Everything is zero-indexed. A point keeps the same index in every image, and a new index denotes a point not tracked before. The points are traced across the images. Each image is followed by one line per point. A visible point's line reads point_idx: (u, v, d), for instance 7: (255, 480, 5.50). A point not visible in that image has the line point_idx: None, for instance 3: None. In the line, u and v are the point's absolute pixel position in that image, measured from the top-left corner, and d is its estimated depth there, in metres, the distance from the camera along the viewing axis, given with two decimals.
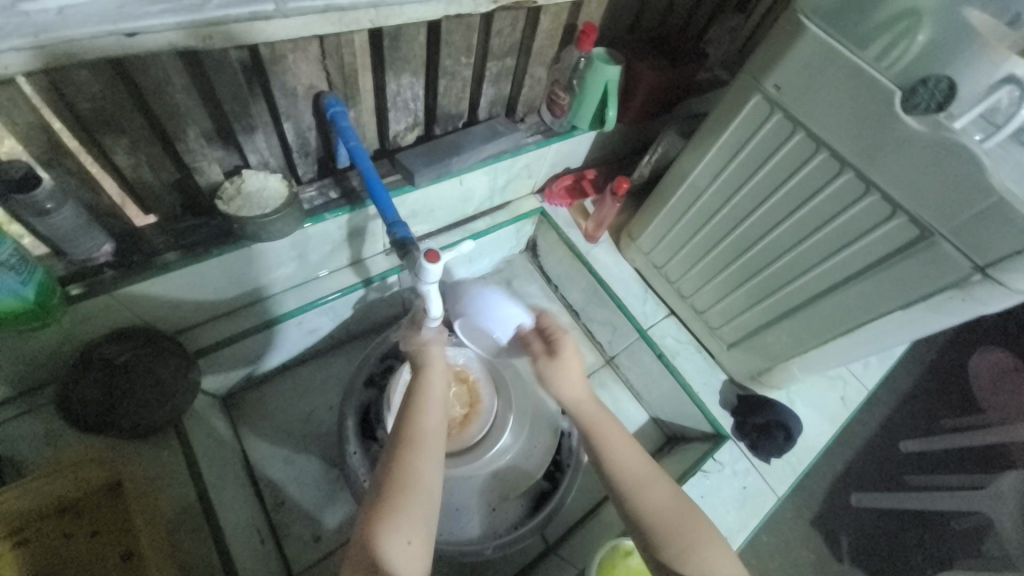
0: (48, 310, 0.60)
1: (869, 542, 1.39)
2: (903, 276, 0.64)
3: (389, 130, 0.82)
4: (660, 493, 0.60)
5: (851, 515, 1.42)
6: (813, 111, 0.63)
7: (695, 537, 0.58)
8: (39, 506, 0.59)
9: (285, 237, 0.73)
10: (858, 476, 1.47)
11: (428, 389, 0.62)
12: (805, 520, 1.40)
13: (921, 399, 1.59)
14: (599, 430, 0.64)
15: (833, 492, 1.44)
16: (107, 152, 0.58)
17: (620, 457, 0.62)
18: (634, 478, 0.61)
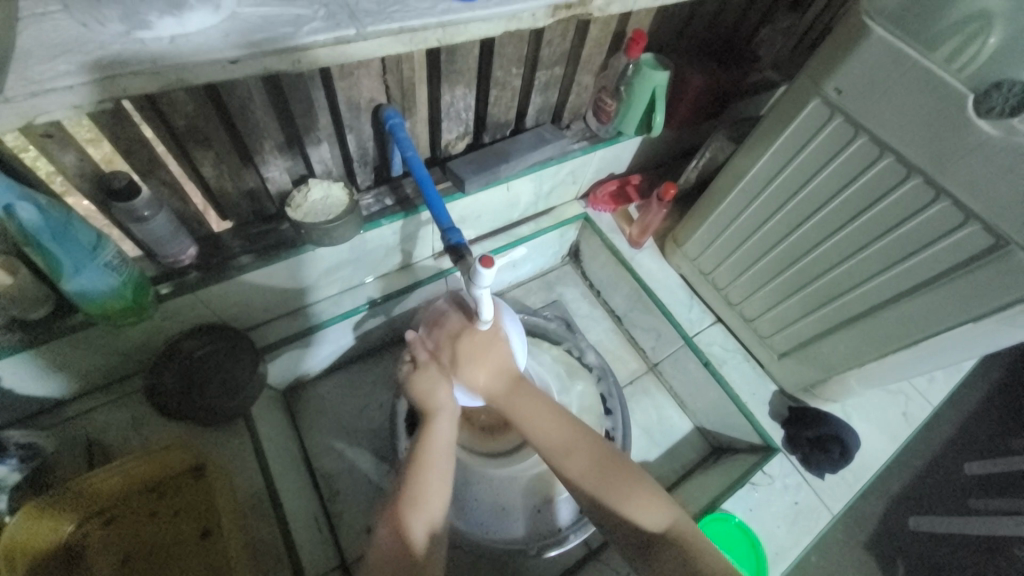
0: (143, 306, 0.66)
1: (930, 569, 1.30)
2: (976, 287, 0.60)
3: (441, 139, 0.86)
4: (586, 451, 0.64)
5: (909, 539, 1.34)
6: (878, 114, 0.61)
7: (625, 489, 0.60)
8: (129, 485, 0.66)
9: (343, 242, 0.78)
10: (916, 498, 1.38)
11: (435, 445, 0.64)
12: (858, 541, 1.34)
13: (988, 418, 1.49)
14: (517, 405, 0.66)
15: (889, 513, 1.37)
16: (195, 164, 0.64)
17: (545, 429, 0.65)
18: (558, 446, 0.64)
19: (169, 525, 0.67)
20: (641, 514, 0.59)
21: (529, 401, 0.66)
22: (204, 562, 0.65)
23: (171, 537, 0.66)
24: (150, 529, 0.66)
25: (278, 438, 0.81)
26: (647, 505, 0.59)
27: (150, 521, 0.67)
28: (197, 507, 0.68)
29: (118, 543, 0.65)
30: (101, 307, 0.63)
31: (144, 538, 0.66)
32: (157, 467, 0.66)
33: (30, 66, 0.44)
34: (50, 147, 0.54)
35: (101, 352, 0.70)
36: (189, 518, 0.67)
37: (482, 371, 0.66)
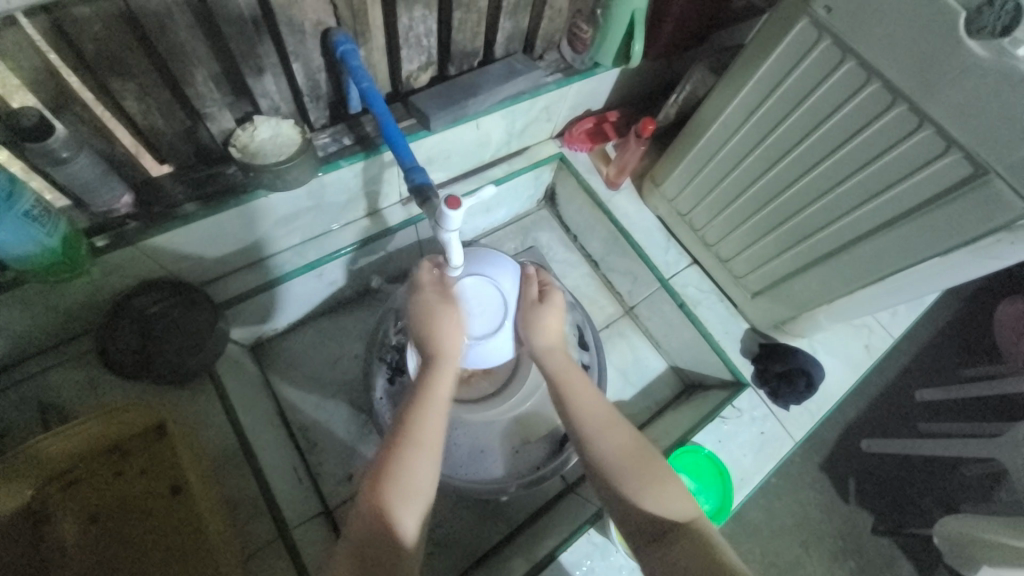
0: (77, 261, 0.60)
1: (876, 485, 1.43)
2: (949, 219, 0.60)
3: (401, 70, 0.78)
4: (617, 432, 0.63)
5: (859, 460, 1.45)
6: (867, 35, 0.57)
7: (651, 473, 0.59)
8: (89, 446, 0.64)
9: (300, 186, 0.72)
10: (869, 424, 1.49)
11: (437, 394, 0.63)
12: (814, 464, 1.45)
13: (940, 349, 1.58)
14: (563, 376, 0.68)
15: (843, 438, 1.47)
16: (116, 97, 0.56)
17: (585, 404, 0.65)
18: (592, 423, 0.64)
19: (137, 484, 0.65)
20: (664, 498, 0.57)
21: (577, 377, 0.68)
22: (178, 516, 0.65)
23: (141, 495, 0.65)
24: (118, 488, 0.65)
25: (249, 394, 0.79)
26: (672, 491, 0.58)
27: (116, 481, 0.65)
28: (165, 465, 0.66)
29: (84, 503, 0.63)
30: (32, 263, 0.57)
31: (112, 498, 0.64)
32: (117, 425, 0.64)
33: None
34: None
35: (37, 311, 0.64)
36: (159, 476, 0.66)
37: (551, 331, 0.72)
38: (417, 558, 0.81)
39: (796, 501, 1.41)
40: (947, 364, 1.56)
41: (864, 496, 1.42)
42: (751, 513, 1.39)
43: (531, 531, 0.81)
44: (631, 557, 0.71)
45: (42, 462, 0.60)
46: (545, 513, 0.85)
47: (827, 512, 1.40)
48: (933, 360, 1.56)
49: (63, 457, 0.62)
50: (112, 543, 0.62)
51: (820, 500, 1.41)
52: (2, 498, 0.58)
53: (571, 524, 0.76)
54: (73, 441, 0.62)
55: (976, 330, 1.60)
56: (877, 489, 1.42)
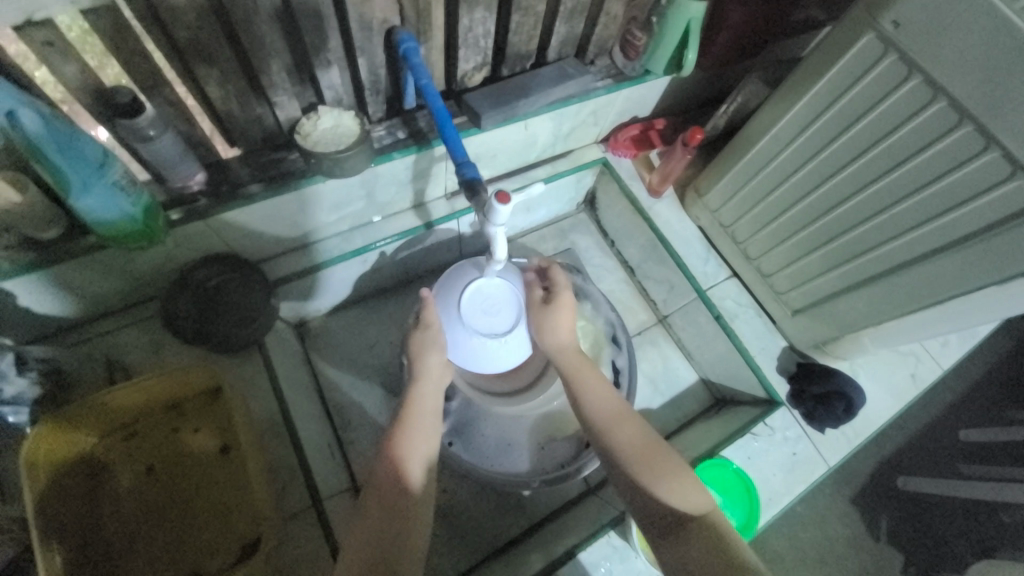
0: (154, 231, 0.65)
1: (912, 524, 1.36)
2: (1013, 246, 0.57)
3: (457, 69, 0.81)
4: (631, 427, 0.65)
5: (894, 496, 1.39)
6: (935, 52, 0.56)
7: (664, 464, 0.61)
8: (149, 402, 0.69)
9: (354, 175, 0.75)
10: (909, 459, 1.42)
11: (425, 404, 0.70)
12: (844, 496, 1.39)
13: (995, 388, 1.49)
14: (576, 369, 0.71)
15: (878, 472, 1.41)
16: (200, 82, 0.61)
17: (599, 399, 0.68)
18: (606, 417, 0.66)
19: (189, 442, 0.70)
20: (677, 489, 0.59)
21: (589, 372, 0.71)
22: (222, 476, 0.69)
23: (190, 452, 0.70)
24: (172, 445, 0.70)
25: (292, 370, 0.83)
26: (689, 486, 0.59)
27: (170, 437, 0.70)
28: (215, 427, 0.71)
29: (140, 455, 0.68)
30: (113, 229, 0.62)
31: (165, 453, 0.69)
32: (177, 386, 0.69)
33: None
34: (51, 56, 0.52)
35: (114, 274, 0.70)
36: (208, 437, 0.70)
37: (563, 329, 0.73)
38: (437, 543, 0.83)
39: (823, 531, 1.36)
40: (1001, 405, 1.47)
41: (897, 534, 1.35)
42: (773, 538, 1.35)
43: (550, 528, 0.82)
44: (650, 564, 0.71)
45: (109, 414, 0.66)
46: (565, 512, 0.85)
47: (855, 547, 1.34)
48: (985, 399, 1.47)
49: (126, 410, 0.67)
50: (163, 495, 0.67)
51: (848, 534, 1.36)
52: (74, 442, 0.64)
53: (590, 525, 0.76)
54: (134, 397, 0.67)
55: None
56: (911, 528, 1.35)
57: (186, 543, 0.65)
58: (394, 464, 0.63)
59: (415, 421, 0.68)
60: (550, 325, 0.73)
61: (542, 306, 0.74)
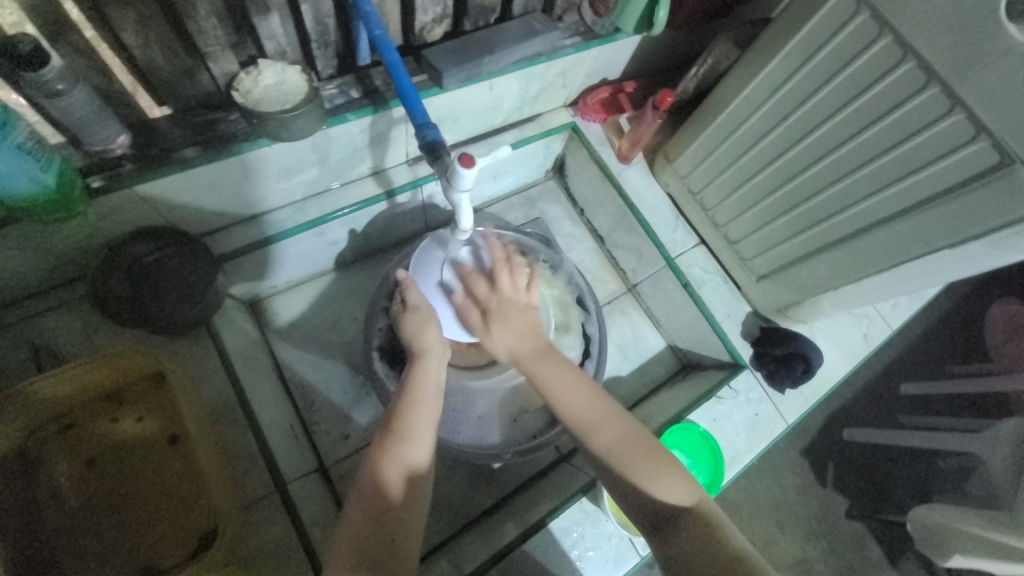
0: (72, 201, 0.58)
1: (855, 472, 1.47)
2: (968, 209, 0.59)
3: (415, 21, 0.74)
4: (612, 422, 0.62)
5: (841, 447, 1.49)
6: (906, 10, 0.55)
7: (650, 463, 0.59)
8: (84, 391, 0.63)
9: (304, 137, 0.69)
10: (855, 413, 1.52)
11: (426, 383, 0.65)
12: (797, 449, 1.48)
13: (932, 345, 1.60)
14: (539, 371, 0.65)
15: (828, 426, 1.51)
16: (113, 27, 0.53)
17: (571, 398, 0.64)
18: (584, 418, 0.62)
19: (134, 431, 0.65)
20: (666, 485, 0.58)
21: (554, 368, 0.65)
22: (175, 465, 0.65)
23: (137, 442, 0.65)
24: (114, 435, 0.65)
25: (247, 350, 0.78)
26: (673, 478, 0.58)
27: (112, 428, 0.64)
28: (164, 414, 0.66)
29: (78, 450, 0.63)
30: (23, 200, 0.54)
31: (108, 445, 0.64)
32: (114, 371, 0.63)
33: None
34: None
35: (29, 251, 0.62)
36: (156, 425, 0.65)
37: (512, 329, 0.67)
38: None
39: (778, 483, 1.44)
40: (937, 360, 1.59)
41: (842, 481, 1.46)
42: (733, 492, 1.42)
43: (523, 498, 0.82)
44: (621, 527, 0.72)
45: (34, 406, 0.59)
46: (538, 481, 0.86)
47: (805, 496, 1.44)
48: (923, 355, 1.58)
49: (57, 401, 0.61)
50: (106, 488, 0.62)
51: (799, 484, 1.45)
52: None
53: (562, 492, 0.77)
54: (65, 386, 0.61)
55: (968, 328, 1.62)
56: (855, 476, 1.46)
57: (137, 538, 0.61)
58: (386, 455, 0.59)
59: (415, 403, 0.63)
60: (498, 340, 0.68)
61: (484, 328, 0.69)
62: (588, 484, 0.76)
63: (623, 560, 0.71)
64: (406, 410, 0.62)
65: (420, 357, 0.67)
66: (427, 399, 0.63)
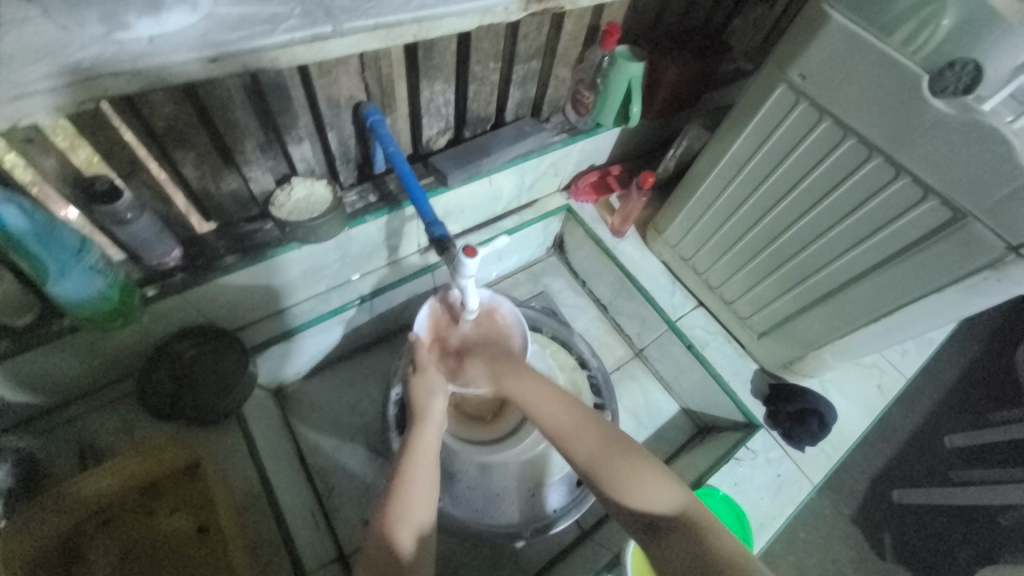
0: (128, 308, 0.66)
1: (913, 539, 1.37)
2: (935, 259, 0.63)
3: (422, 135, 0.87)
4: (588, 428, 0.64)
5: (892, 511, 1.40)
6: (837, 98, 0.64)
7: (627, 467, 0.59)
8: (123, 486, 0.66)
9: (328, 239, 0.78)
10: (899, 471, 1.45)
11: (425, 439, 0.66)
12: (844, 517, 1.39)
13: (967, 393, 1.56)
14: (515, 390, 0.70)
15: (873, 488, 1.43)
16: (177, 165, 0.64)
17: (541, 408, 0.67)
18: (561, 426, 0.65)
19: (167, 524, 0.67)
20: (643, 493, 0.57)
21: (525, 382, 0.70)
22: (202, 557, 0.66)
23: (168, 535, 0.67)
24: (145, 529, 0.67)
25: (272, 437, 0.82)
26: (655, 482, 0.57)
27: (145, 522, 0.67)
28: (195, 503, 0.69)
29: (111, 546, 0.65)
30: (87, 311, 0.62)
31: (139, 540, 0.66)
32: (152, 464, 0.67)
33: (17, 66, 0.47)
34: (28, 151, 0.54)
35: (86, 357, 0.69)
36: (187, 516, 0.68)
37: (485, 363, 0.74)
38: None
39: (829, 555, 1.34)
40: (976, 409, 1.54)
41: (901, 551, 1.35)
42: (782, 568, 1.32)
43: None
44: None
45: (77, 501, 0.63)
46: (561, 561, 0.82)
47: (862, 571, 1.33)
48: (961, 405, 1.54)
49: (97, 497, 0.64)
50: None
51: (853, 557, 1.35)
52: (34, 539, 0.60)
53: (586, 571, 0.75)
54: (107, 481, 0.64)
55: (1000, 374, 1.59)
56: (912, 543, 1.36)
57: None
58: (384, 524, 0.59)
59: (412, 477, 0.62)
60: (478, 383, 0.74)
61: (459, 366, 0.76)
62: (610, 562, 0.74)
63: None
64: (404, 476, 0.62)
65: (420, 421, 0.67)
66: (427, 456, 0.64)
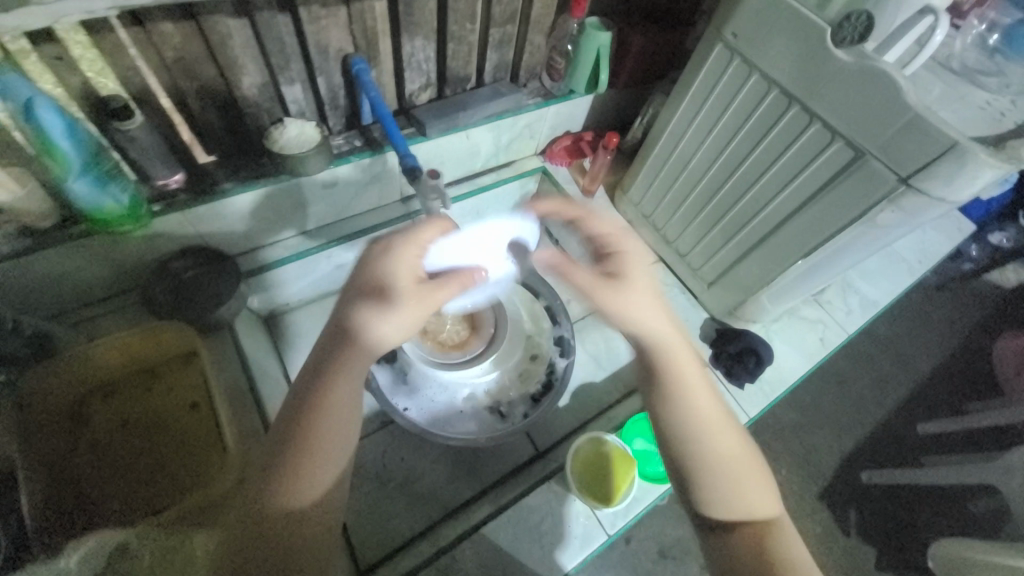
0: (138, 216, 0.75)
1: (878, 518, 1.49)
2: (844, 196, 0.71)
3: (405, 89, 0.96)
4: (728, 428, 0.61)
5: (862, 491, 1.52)
6: (762, 55, 0.73)
7: (749, 474, 0.60)
8: (128, 364, 0.78)
9: (315, 175, 0.88)
10: (869, 454, 1.56)
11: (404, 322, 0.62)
12: (813, 494, 1.51)
13: (942, 384, 1.70)
14: (671, 366, 0.62)
15: (845, 469, 1.54)
16: (183, 94, 0.74)
17: (697, 399, 0.61)
18: (707, 410, 0.61)
19: (163, 400, 0.79)
20: (751, 502, 0.59)
21: (687, 369, 0.63)
22: (192, 426, 0.77)
23: (164, 410, 0.78)
24: (145, 405, 0.78)
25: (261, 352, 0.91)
26: (760, 493, 0.60)
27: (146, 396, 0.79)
28: (190, 385, 0.80)
29: (118, 412, 0.76)
30: (102, 214, 0.72)
31: (140, 412, 0.77)
32: (152, 344, 0.79)
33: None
34: (57, 67, 0.63)
35: (101, 260, 0.78)
36: (181, 393, 0.79)
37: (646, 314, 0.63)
38: None
39: (796, 528, 1.45)
40: (953, 400, 1.67)
41: (866, 529, 1.47)
42: None
43: (500, 487, 0.88)
44: (586, 505, 0.79)
45: (90, 368, 0.75)
46: (514, 475, 0.91)
47: (827, 543, 1.45)
48: (936, 395, 1.67)
49: (106, 369, 0.77)
50: (133, 445, 0.74)
51: (819, 531, 1.46)
52: (51, 396, 0.72)
53: (533, 479, 0.85)
54: (114, 354, 0.76)
55: (972, 369, 1.74)
56: (878, 521, 1.48)
57: (162, 487, 0.72)
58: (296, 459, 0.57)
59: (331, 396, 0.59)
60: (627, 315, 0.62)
61: (611, 289, 0.63)
62: (552, 472, 0.85)
63: (634, 516, 0.80)
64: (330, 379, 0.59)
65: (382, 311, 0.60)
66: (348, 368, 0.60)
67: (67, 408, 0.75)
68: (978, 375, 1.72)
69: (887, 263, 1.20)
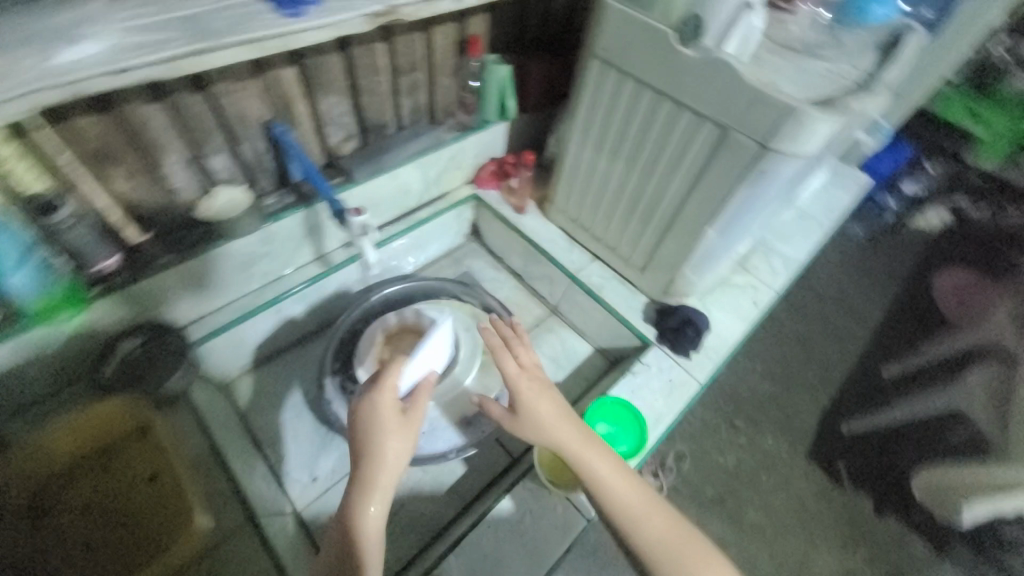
0: (80, 301, 0.79)
1: (865, 465, 1.54)
2: (723, 167, 0.80)
3: (329, 143, 1.03)
4: (662, 511, 0.68)
5: (845, 443, 1.58)
6: (628, 62, 0.84)
7: (691, 552, 0.65)
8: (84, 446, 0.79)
9: (252, 235, 0.92)
10: (843, 408, 1.64)
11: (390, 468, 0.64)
12: (800, 455, 1.56)
13: (897, 327, 1.82)
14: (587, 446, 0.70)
15: (823, 424, 1.62)
16: (111, 180, 0.78)
17: (618, 486, 0.68)
18: (622, 501, 0.68)
19: (124, 475, 0.79)
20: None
21: (597, 453, 0.70)
22: (154, 497, 0.77)
23: (126, 485, 0.78)
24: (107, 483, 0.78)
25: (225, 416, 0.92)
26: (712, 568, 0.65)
27: (107, 474, 0.79)
28: (148, 456, 0.80)
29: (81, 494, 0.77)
30: (43, 303, 0.76)
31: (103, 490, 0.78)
32: (104, 422, 0.79)
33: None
34: None
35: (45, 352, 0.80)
36: (140, 466, 0.79)
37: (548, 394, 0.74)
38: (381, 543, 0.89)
39: (791, 491, 1.50)
40: (907, 340, 1.79)
41: (857, 479, 1.53)
42: (748, 508, 1.46)
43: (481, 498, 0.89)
44: (561, 495, 0.82)
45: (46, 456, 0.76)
46: (492, 484, 0.93)
47: (824, 499, 1.49)
48: (889, 338, 1.79)
49: (64, 454, 0.77)
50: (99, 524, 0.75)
51: (814, 490, 1.51)
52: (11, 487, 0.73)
53: (510, 479, 0.88)
54: (67, 438, 0.76)
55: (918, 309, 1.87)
56: (867, 469, 1.54)
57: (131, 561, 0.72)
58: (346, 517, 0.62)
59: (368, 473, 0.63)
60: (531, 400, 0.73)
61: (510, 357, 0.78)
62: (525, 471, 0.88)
63: None
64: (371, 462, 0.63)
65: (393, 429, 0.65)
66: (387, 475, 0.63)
67: (28, 498, 0.75)
68: (922, 313, 1.86)
69: (800, 223, 1.32)
